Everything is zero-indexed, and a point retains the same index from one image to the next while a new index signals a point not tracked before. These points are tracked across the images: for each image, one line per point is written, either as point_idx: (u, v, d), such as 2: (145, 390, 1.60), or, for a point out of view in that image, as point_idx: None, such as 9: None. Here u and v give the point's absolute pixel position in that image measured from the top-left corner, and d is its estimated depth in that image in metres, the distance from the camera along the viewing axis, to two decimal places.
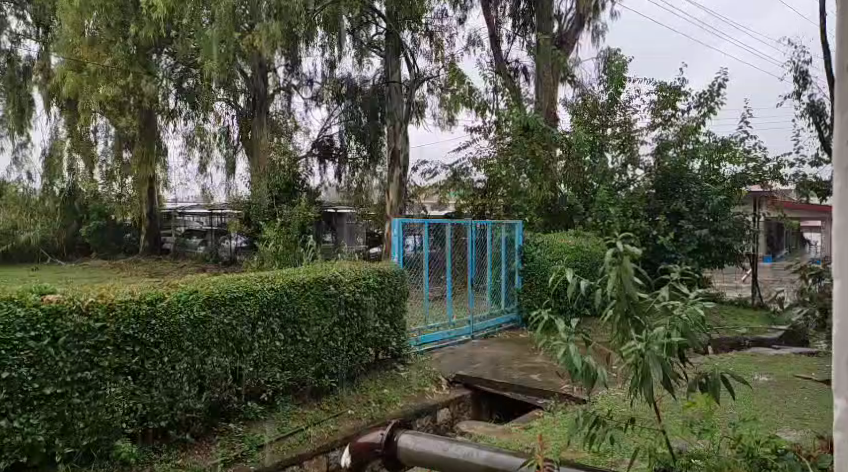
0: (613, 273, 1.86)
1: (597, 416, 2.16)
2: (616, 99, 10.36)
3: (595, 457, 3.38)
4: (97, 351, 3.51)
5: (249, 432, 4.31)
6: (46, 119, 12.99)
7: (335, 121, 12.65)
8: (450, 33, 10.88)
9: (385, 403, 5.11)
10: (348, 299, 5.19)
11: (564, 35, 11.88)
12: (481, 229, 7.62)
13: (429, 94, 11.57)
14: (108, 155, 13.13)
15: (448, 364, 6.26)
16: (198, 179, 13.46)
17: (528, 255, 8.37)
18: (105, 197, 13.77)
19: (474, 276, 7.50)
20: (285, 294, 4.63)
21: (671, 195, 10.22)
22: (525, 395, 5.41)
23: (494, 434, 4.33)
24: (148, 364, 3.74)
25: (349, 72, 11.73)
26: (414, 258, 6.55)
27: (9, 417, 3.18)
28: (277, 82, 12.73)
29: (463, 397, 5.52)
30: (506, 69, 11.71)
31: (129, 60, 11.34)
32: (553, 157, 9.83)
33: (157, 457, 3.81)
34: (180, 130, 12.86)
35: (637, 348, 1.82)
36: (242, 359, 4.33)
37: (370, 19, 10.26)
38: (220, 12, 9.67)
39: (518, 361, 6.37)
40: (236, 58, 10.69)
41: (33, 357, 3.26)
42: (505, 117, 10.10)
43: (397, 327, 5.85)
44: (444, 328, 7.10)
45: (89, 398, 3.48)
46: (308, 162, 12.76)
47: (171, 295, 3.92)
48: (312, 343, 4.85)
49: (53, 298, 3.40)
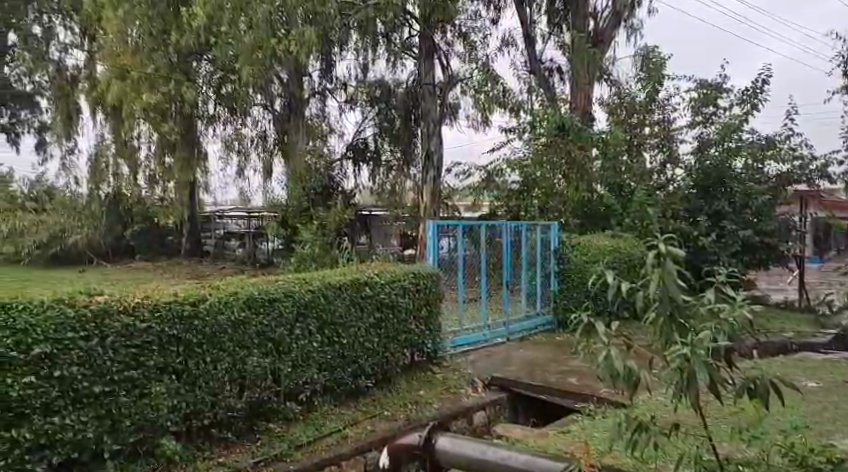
0: (654, 276, 1.83)
1: (640, 422, 2.11)
2: (654, 97, 10.26)
3: (637, 463, 3.33)
4: (142, 350, 3.60)
5: (288, 432, 4.37)
6: (91, 125, 13.35)
7: (369, 123, 12.75)
8: (484, 34, 10.85)
9: (422, 405, 5.12)
10: (384, 300, 5.23)
11: (600, 34, 11.72)
12: (515, 231, 7.57)
13: (462, 96, 11.21)
14: (151, 160, 13.19)
15: (484, 366, 6.24)
16: (236, 184, 13.62)
17: (564, 257, 8.29)
18: (147, 200, 14.02)
19: (509, 277, 7.46)
20: (323, 296, 4.68)
21: (712, 195, 9.95)
22: (563, 398, 5.35)
23: (532, 438, 4.29)
24: (191, 363, 3.84)
25: (383, 74, 11.99)
26: (450, 260, 6.54)
27: (60, 414, 3.27)
28: (311, 87, 12.83)
29: (499, 400, 5.48)
30: (540, 70, 11.66)
31: (170, 67, 11.65)
32: (589, 157, 9.75)
33: (200, 456, 3.91)
34: (219, 135, 12.91)
35: (682, 352, 1.80)
36: (281, 359, 4.39)
37: (403, 21, 10.26)
38: (257, 20, 9.80)
39: (555, 364, 6.31)
40: (273, 64, 10.90)
41: (83, 356, 3.35)
42: (540, 117, 10.00)
43: (431, 328, 5.86)
44: (478, 330, 7.08)
45: (135, 396, 3.58)
46: (343, 165, 12.66)
47: (212, 296, 4.00)
48: (349, 345, 4.89)
49: (100, 299, 3.50)
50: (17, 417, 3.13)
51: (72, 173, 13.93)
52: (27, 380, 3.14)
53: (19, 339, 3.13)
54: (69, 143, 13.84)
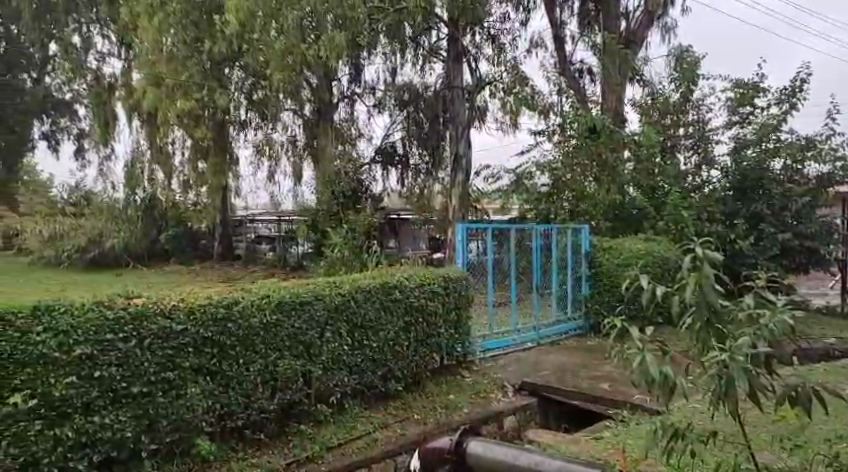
0: (691, 279, 1.80)
1: (677, 429, 2.06)
2: (689, 97, 10.27)
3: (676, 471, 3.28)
4: (178, 352, 3.66)
5: (319, 434, 4.41)
6: (128, 131, 13.68)
7: (397, 127, 12.75)
8: (512, 36, 10.80)
9: (452, 409, 5.10)
10: (413, 303, 5.23)
11: (632, 34, 11.64)
12: (546, 234, 7.51)
13: (490, 98, 11.02)
14: (186, 166, 13.34)
15: (514, 370, 6.19)
16: (266, 187, 13.48)
17: (596, 261, 8.19)
18: (182, 205, 14.31)
19: (539, 281, 7.41)
20: (353, 299, 4.71)
21: (750, 197, 9.74)
22: (595, 405, 5.26)
23: (564, 444, 4.24)
24: (225, 365, 3.89)
25: (411, 79, 12.16)
26: (480, 263, 6.52)
27: (100, 414, 3.35)
28: (340, 92, 12.89)
29: (530, 405, 5.43)
30: (570, 70, 11.54)
31: (204, 74, 11.86)
32: (620, 159, 9.65)
33: (233, 456, 3.96)
34: (250, 140, 13.04)
35: (721, 358, 1.76)
36: (312, 362, 4.42)
37: (431, 25, 10.33)
38: (287, 26, 9.91)
39: (587, 369, 6.23)
40: (302, 70, 10.97)
41: (121, 357, 3.42)
42: (570, 119, 9.98)
43: (460, 332, 5.84)
44: (508, 334, 7.03)
45: (171, 397, 3.64)
46: (372, 170, 12.72)
47: (245, 298, 4.05)
48: (378, 347, 4.90)
49: (138, 301, 3.58)
50: (59, 416, 3.21)
51: (109, 177, 14.71)
52: (70, 380, 3.23)
53: (62, 339, 3.22)
54: (107, 150, 14.33)
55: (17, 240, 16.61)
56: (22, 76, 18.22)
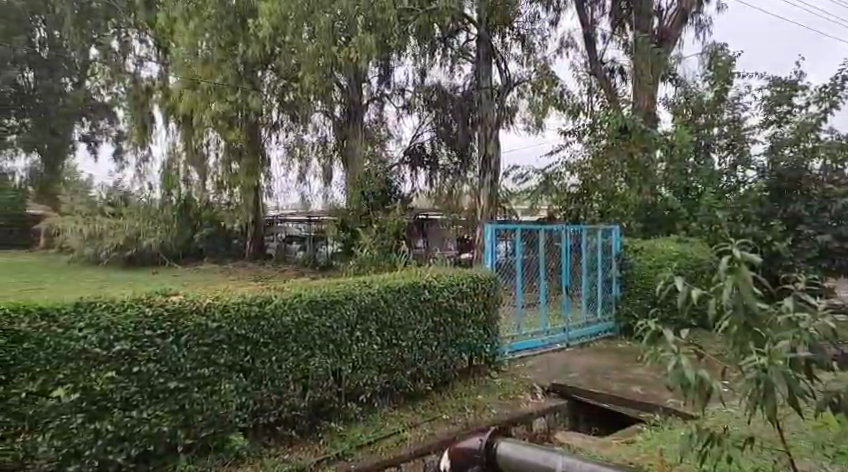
0: (728, 282, 1.78)
1: (713, 434, 2.04)
2: (723, 96, 10.19)
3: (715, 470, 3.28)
4: (213, 349, 3.74)
5: (349, 432, 4.45)
6: (164, 133, 13.96)
7: (426, 128, 12.87)
8: (543, 36, 10.81)
9: (481, 409, 5.11)
10: (442, 304, 5.23)
11: (666, 32, 11.56)
12: (575, 235, 7.45)
13: (520, 99, 11.08)
14: (219, 167, 13.50)
15: (543, 371, 6.17)
16: (297, 188, 13.67)
17: (626, 262, 8.09)
18: (215, 205, 14.54)
19: (569, 282, 7.36)
20: (382, 299, 4.74)
21: (787, 199, 9.48)
22: (626, 408, 5.21)
23: (594, 447, 4.20)
24: (258, 363, 3.96)
25: (440, 80, 12.16)
26: (508, 264, 6.50)
27: (138, 408, 3.45)
28: (370, 93, 12.90)
29: (559, 407, 5.39)
30: (600, 70, 11.43)
31: (237, 77, 12.06)
32: (652, 159, 9.57)
33: (266, 452, 4.03)
34: (282, 141, 13.15)
35: (759, 362, 1.74)
36: (342, 360, 4.46)
37: (461, 26, 10.34)
38: (318, 29, 10.02)
39: (618, 372, 6.18)
40: (333, 72, 11.03)
41: (159, 353, 3.51)
42: (601, 119, 9.97)
43: (489, 332, 5.83)
44: (538, 336, 7.00)
45: (206, 393, 3.72)
46: (401, 170, 12.77)
47: (278, 297, 4.11)
48: (408, 347, 4.93)
49: (176, 299, 3.66)
50: (100, 410, 3.31)
51: (146, 178, 14.71)
52: (110, 376, 3.33)
53: (103, 336, 3.32)
54: (144, 151, 14.55)
55: (58, 239, 17.08)
56: (64, 81, 19.41)
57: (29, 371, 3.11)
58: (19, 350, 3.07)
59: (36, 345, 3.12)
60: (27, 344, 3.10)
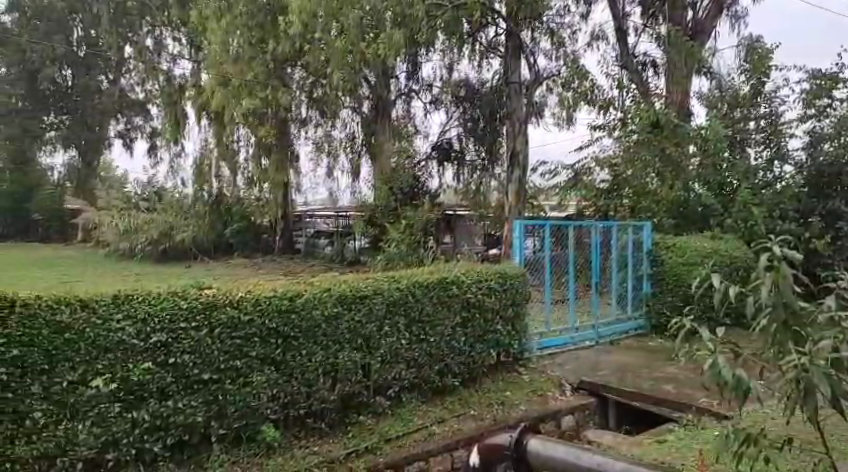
0: (767, 279, 1.73)
1: (749, 433, 1.98)
2: (760, 90, 9.94)
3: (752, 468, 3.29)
4: (246, 342, 3.79)
5: (378, 425, 4.49)
6: (197, 130, 14.15)
7: (453, 123, 12.76)
8: (572, 30, 10.57)
9: (508, 406, 5.08)
10: (471, 300, 5.22)
11: (700, 23, 11.27)
12: (605, 231, 7.37)
13: (549, 94, 11.17)
14: (249, 163, 13.62)
15: (572, 369, 6.12)
16: (326, 183, 13.80)
17: (658, 259, 7.97)
18: (246, 200, 14.69)
19: (598, 279, 7.27)
20: (411, 294, 4.74)
21: (826, 194, 9.31)
22: (658, 407, 5.13)
23: (625, 446, 4.15)
24: (289, 356, 4.00)
25: (468, 75, 12.18)
26: (536, 260, 6.44)
27: (174, 399, 3.53)
28: (398, 88, 12.88)
29: (589, 404, 5.35)
30: (633, 63, 11.02)
31: (267, 74, 12.11)
32: (686, 154, 9.41)
33: (296, 444, 4.10)
34: (311, 137, 13.26)
35: (799, 362, 1.67)
36: (371, 355, 4.49)
37: (490, 21, 10.23)
38: (348, 25, 10.04)
39: (649, 370, 6.10)
40: (362, 68, 11.03)
41: (194, 345, 3.58)
42: (633, 114, 9.84)
43: (517, 329, 5.79)
44: (566, 333, 6.95)
45: (239, 385, 3.78)
46: (428, 165, 12.78)
47: (308, 292, 4.15)
48: (436, 342, 4.93)
49: (209, 292, 3.72)
50: (137, 400, 3.40)
51: (180, 174, 15.56)
52: (146, 366, 3.41)
53: (140, 327, 3.39)
54: (177, 147, 14.79)
55: (95, 232, 17.52)
56: (100, 78, 20.68)
57: (70, 362, 3.20)
58: (60, 340, 3.17)
59: (76, 335, 3.21)
60: (68, 335, 3.19)
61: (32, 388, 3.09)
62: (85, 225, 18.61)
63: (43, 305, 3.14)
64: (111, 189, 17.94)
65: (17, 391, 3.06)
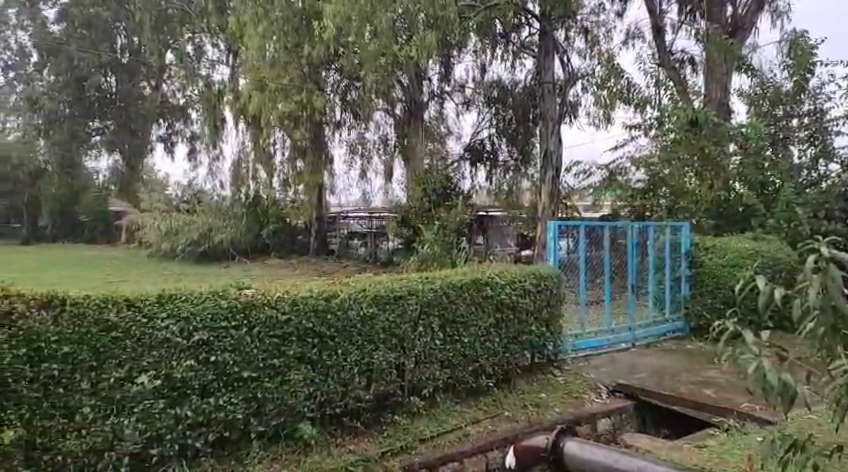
0: (815, 281, 1.66)
1: (795, 439, 1.92)
2: (803, 86, 9.64)
3: None
4: (284, 341, 3.86)
5: (413, 425, 4.51)
6: (234, 133, 14.36)
7: (485, 125, 12.82)
8: (607, 28, 10.66)
9: (543, 408, 5.06)
10: (505, 300, 5.19)
11: (739, 19, 10.96)
12: (642, 231, 7.27)
13: (583, 93, 10.90)
14: (285, 165, 13.78)
15: (607, 371, 6.06)
16: (358, 185, 13.97)
17: (698, 260, 7.81)
18: (281, 202, 14.91)
19: (635, 280, 7.16)
20: (446, 294, 4.75)
21: None
22: (698, 412, 5.05)
23: (664, 450, 4.10)
24: (325, 355, 4.05)
25: (500, 75, 12.17)
26: (570, 261, 6.39)
27: (215, 396, 3.61)
28: (431, 90, 12.70)
29: (627, 407, 5.28)
30: (670, 61, 10.97)
31: (302, 78, 12.24)
32: (727, 153, 9.31)
33: (332, 441, 4.15)
34: (345, 140, 13.40)
35: None
36: (406, 355, 4.51)
37: (523, 21, 10.26)
38: (380, 28, 10.05)
39: (689, 374, 5.99)
40: (394, 70, 11.06)
41: (234, 344, 3.66)
42: (669, 113, 9.77)
43: (552, 331, 5.72)
44: (602, 334, 6.86)
45: (277, 383, 3.85)
46: (461, 167, 12.83)
47: (343, 292, 4.19)
48: (470, 343, 4.93)
49: (248, 292, 3.80)
50: (180, 396, 3.49)
51: (218, 177, 15.31)
52: (189, 364, 3.49)
53: (183, 326, 3.48)
54: (215, 150, 15.12)
55: (138, 234, 17.97)
56: (142, 84, 21.59)
57: (117, 359, 3.30)
58: (108, 339, 3.27)
59: (122, 333, 3.31)
60: (116, 333, 3.29)
61: (82, 384, 3.20)
62: (127, 226, 19.08)
63: (92, 304, 3.25)
64: (152, 192, 18.35)
65: (68, 387, 3.17)
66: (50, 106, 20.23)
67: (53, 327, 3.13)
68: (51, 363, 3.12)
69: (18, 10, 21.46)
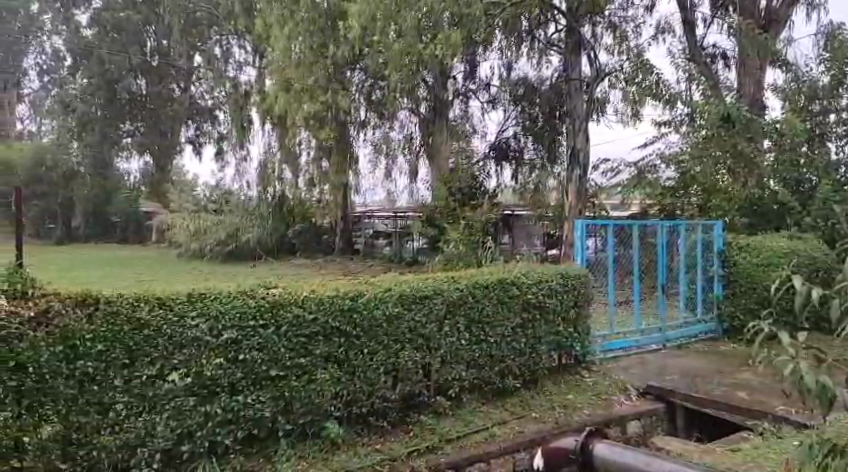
0: None
1: (836, 444, 1.84)
2: (842, 80, 9.45)
3: None
4: (310, 340, 3.87)
5: (439, 424, 4.48)
6: (260, 133, 14.73)
7: (511, 122, 12.72)
8: (636, 23, 10.28)
9: (571, 409, 4.99)
10: (532, 300, 5.13)
11: (773, 12, 10.78)
12: (672, 230, 7.13)
13: (611, 89, 10.79)
14: (310, 166, 14.07)
15: (637, 373, 5.96)
16: (383, 185, 13.95)
17: (730, 260, 7.66)
18: (307, 202, 15.01)
19: (665, 280, 7.03)
20: (471, 294, 4.72)
21: None
22: (730, 414, 4.95)
23: (695, 453, 4.02)
24: (351, 354, 4.05)
25: (526, 73, 12.06)
26: (597, 260, 6.30)
27: (244, 393, 3.64)
28: (455, 89, 12.86)
29: (656, 410, 5.20)
30: (702, 56, 10.61)
31: (328, 77, 12.18)
32: (761, 149, 9.08)
33: (359, 440, 4.15)
34: (370, 139, 13.43)
35: None
36: (431, 355, 4.48)
37: (550, 17, 10.12)
38: (406, 27, 10.05)
39: (722, 376, 5.88)
40: (420, 69, 11.01)
41: (262, 343, 3.68)
42: (701, 109, 9.50)
43: (579, 331, 5.64)
44: (631, 335, 6.75)
45: (304, 382, 3.86)
46: (486, 165, 12.72)
47: (369, 291, 4.19)
48: (497, 343, 4.89)
49: (276, 292, 3.82)
50: (210, 394, 3.52)
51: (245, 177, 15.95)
52: (218, 362, 3.52)
53: (212, 324, 3.51)
54: (243, 151, 15.34)
55: (168, 234, 18.23)
56: (172, 87, 22.23)
57: (149, 356, 3.34)
58: (140, 337, 3.31)
59: (154, 331, 3.35)
60: (147, 331, 3.33)
61: (115, 381, 3.25)
62: (158, 227, 19.41)
63: (125, 303, 3.29)
64: (182, 192, 18.65)
65: (101, 384, 3.22)
66: (82, 109, 20.77)
67: (88, 325, 3.18)
68: (85, 360, 3.17)
69: (54, 15, 21.61)
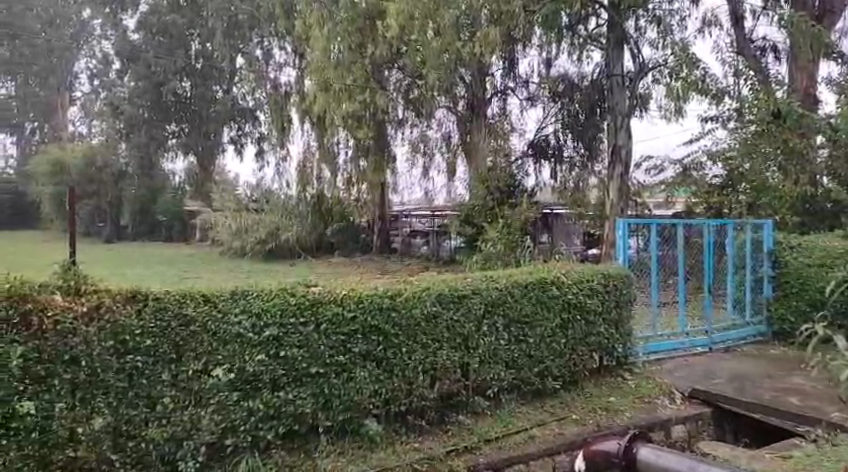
0: None
1: None
2: None
3: None
4: (350, 338, 3.88)
5: (477, 425, 4.45)
6: (299, 134, 15.22)
7: (550, 120, 12.41)
8: (681, 16, 9.72)
9: (613, 412, 4.89)
10: (572, 301, 5.03)
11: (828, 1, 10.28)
12: (719, 229, 6.91)
13: (654, 85, 10.24)
14: (347, 165, 14.33)
15: (682, 375, 5.81)
16: (421, 183, 14.05)
17: (781, 260, 7.39)
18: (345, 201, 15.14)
19: (711, 281, 6.83)
20: (510, 294, 4.67)
21: None
22: (780, 419, 4.79)
23: (744, 459, 3.89)
24: (390, 352, 4.05)
25: (567, 69, 11.93)
26: (640, 260, 6.17)
27: (285, 390, 3.67)
28: (493, 87, 12.63)
29: (702, 414, 5.07)
30: (750, 49, 10.46)
31: (366, 77, 12.23)
32: (814, 147, 8.79)
33: (397, 438, 4.15)
34: (407, 138, 13.48)
35: None
36: (470, 354, 4.44)
37: (591, 11, 9.79)
38: (443, 25, 10.07)
39: (772, 380, 5.68)
40: (457, 67, 10.95)
41: (302, 340, 3.71)
42: (748, 105, 9.29)
43: (622, 332, 5.51)
44: (676, 337, 6.58)
45: (343, 379, 3.87)
46: (524, 163, 12.45)
47: (407, 290, 4.18)
48: (536, 344, 4.82)
49: (315, 290, 3.84)
50: (252, 390, 3.56)
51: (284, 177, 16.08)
52: (260, 358, 3.56)
53: (255, 321, 3.56)
54: (283, 151, 15.58)
55: (210, 233, 18.63)
56: (215, 88, 22.51)
57: (195, 351, 3.39)
58: (186, 332, 3.37)
59: (200, 327, 3.40)
60: (193, 327, 3.39)
61: (162, 375, 3.31)
62: (201, 225, 19.87)
63: (172, 299, 3.36)
64: (224, 192, 19.04)
65: (149, 378, 3.28)
66: (130, 112, 21.82)
67: (137, 320, 3.24)
68: (134, 355, 3.24)
69: (103, 20, 22.95)
